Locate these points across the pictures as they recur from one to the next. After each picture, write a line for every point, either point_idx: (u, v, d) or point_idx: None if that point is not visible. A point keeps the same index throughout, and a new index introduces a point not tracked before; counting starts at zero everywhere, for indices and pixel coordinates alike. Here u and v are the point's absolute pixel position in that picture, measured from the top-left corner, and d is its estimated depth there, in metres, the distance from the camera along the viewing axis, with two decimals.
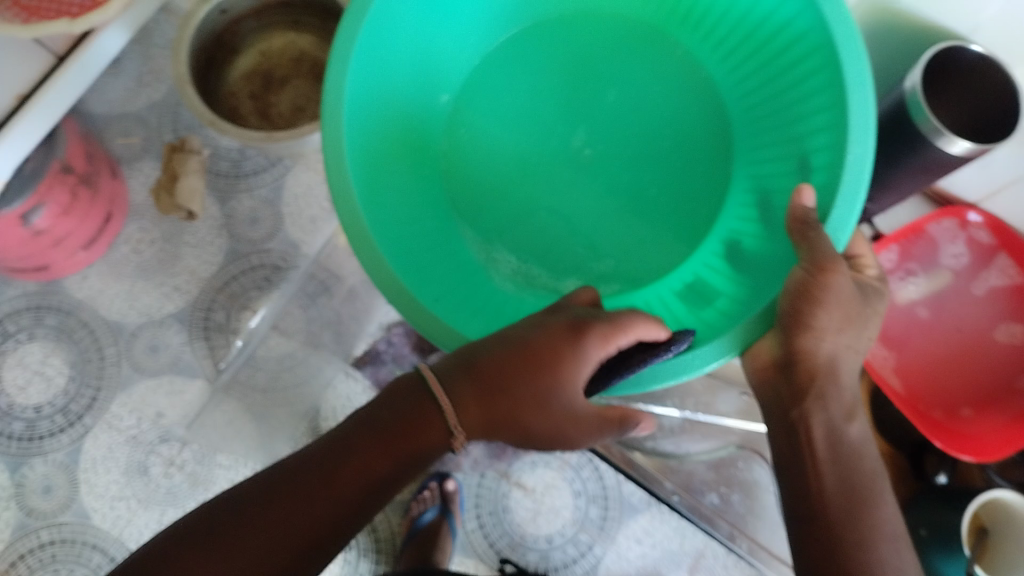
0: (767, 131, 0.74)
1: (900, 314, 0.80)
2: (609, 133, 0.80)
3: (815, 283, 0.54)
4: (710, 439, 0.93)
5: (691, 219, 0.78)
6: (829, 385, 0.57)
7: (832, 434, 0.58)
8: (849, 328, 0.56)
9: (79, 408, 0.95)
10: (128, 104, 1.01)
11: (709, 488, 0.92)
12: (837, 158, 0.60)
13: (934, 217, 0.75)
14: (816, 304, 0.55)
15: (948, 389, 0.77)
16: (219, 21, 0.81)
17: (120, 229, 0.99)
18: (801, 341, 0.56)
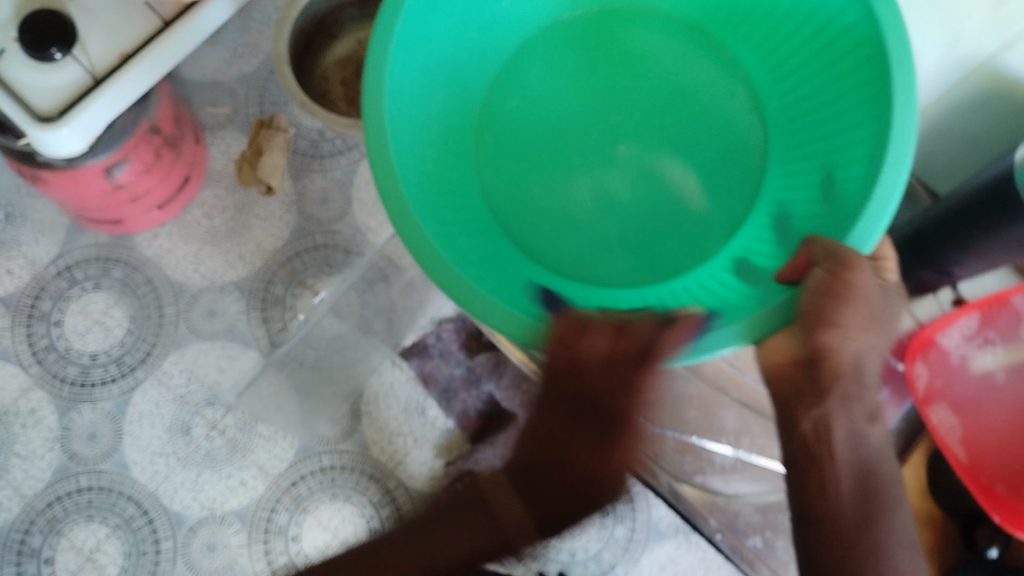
0: (801, 135, 0.73)
1: (975, 380, 0.77)
2: (642, 160, 0.79)
3: (837, 278, 0.56)
4: (761, 481, 0.87)
5: (692, 257, 0.76)
6: (852, 386, 0.58)
7: (852, 434, 0.58)
8: (872, 328, 0.57)
9: (133, 360, 0.98)
10: (220, 73, 1.04)
11: (753, 531, 0.87)
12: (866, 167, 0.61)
13: (1022, 289, 0.74)
14: (842, 300, 0.56)
15: (1017, 466, 0.74)
16: (322, 6, 0.83)
17: (196, 192, 1.02)
18: (824, 337, 0.56)
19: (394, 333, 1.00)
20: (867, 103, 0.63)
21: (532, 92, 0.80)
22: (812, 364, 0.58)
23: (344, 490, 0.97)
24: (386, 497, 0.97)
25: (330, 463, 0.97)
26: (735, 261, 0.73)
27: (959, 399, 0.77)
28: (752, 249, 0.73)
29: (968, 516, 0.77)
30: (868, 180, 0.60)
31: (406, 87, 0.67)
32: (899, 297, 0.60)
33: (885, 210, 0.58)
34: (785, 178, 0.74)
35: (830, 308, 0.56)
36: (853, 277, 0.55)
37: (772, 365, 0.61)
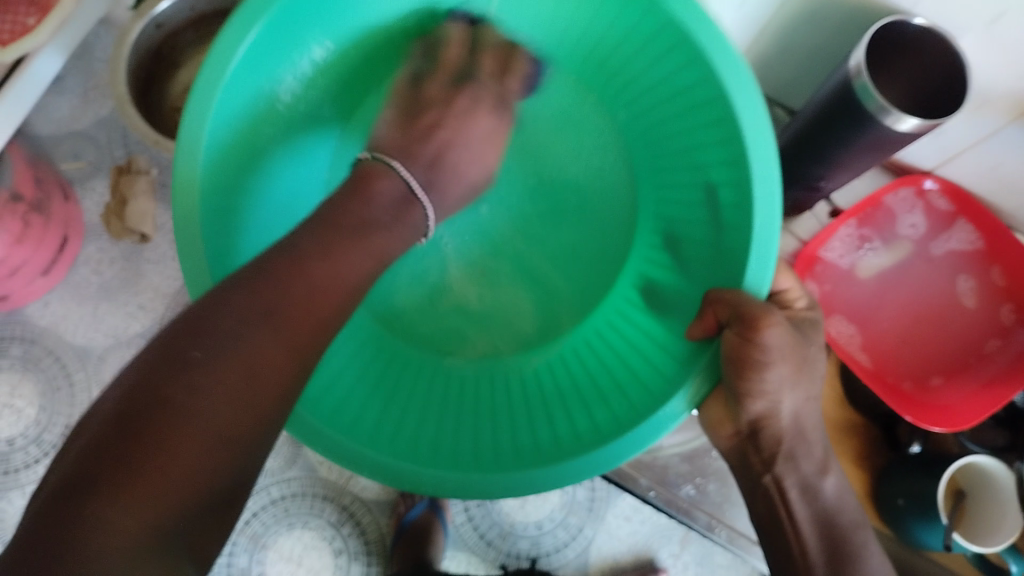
0: (671, 160, 0.72)
1: (863, 285, 0.78)
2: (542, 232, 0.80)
3: (750, 342, 0.54)
4: (683, 431, 0.90)
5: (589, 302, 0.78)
6: (797, 445, 0.58)
7: (826, 473, 0.58)
8: (802, 381, 0.56)
9: (52, 437, 0.93)
10: (75, 121, 0.99)
11: (684, 480, 0.90)
12: (738, 176, 0.60)
13: (890, 188, 0.74)
14: (756, 368, 0.54)
15: (918, 359, 0.76)
16: (156, 36, 0.79)
17: (79, 250, 0.97)
18: (750, 406, 0.57)
19: None
20: (717, 139, 0.62)
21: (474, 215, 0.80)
22: (754, 433, 0.58)
23: (300, 516, 0.94)
24: (344, 515, 0.95)
25: (280, 494, 0.94)
26: (640, 283, 0.76)
27: (852, 305, 0.78)
28: (651, 266, 0.75)
29: (886, 418, 0.78)
30: (738, 208, 0.61)
31: (222, 145, 0.63)
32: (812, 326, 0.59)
33: (770, 248, 0.59)
34: (659, 191, 0.75)
35: (747, 377, 0.55)
36: (761, 335, 0.54)
37: (722, 436, 0.62)
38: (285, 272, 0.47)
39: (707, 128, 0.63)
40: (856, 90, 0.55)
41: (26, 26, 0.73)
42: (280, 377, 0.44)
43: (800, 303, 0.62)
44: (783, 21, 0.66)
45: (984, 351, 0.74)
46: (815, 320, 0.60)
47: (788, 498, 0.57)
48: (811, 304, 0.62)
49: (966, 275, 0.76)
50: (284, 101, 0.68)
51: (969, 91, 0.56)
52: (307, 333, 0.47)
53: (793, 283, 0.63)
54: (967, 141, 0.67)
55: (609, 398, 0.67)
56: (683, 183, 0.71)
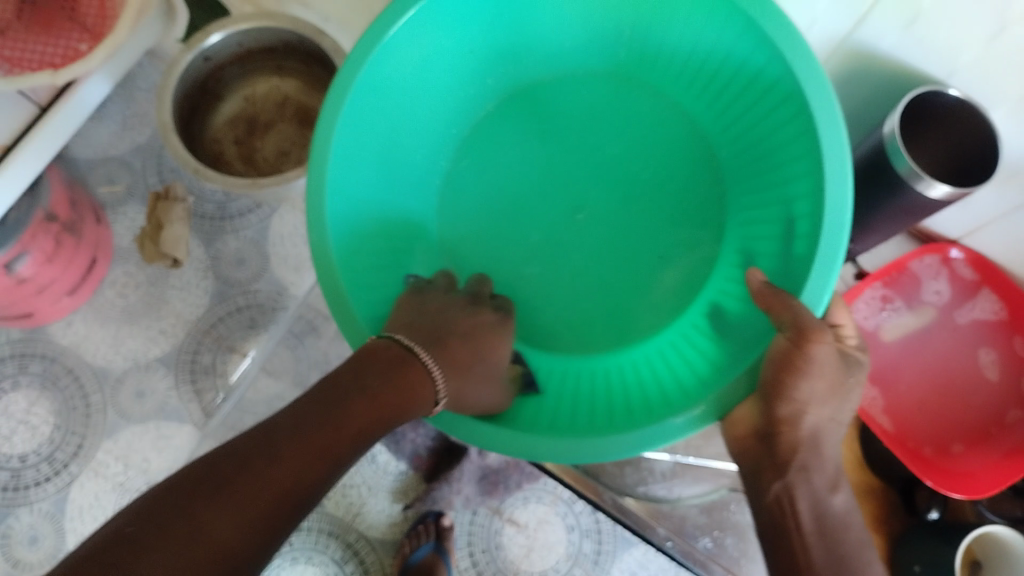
0: (754, 192, 0.71)
1: (887, 349, 0.79)
2: (608, 210, 0.78)
3: (798, 352, 0.54)
4: (702, 482, 0.92)
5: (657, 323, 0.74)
6: (811, 458, 0.57)
7: (817, 505, 0.57)
8: (832, 399, 0.56)
9: (65, 455, 0.94)
10: (112, 148, 1.01)
11: (702, 532, 0.91)
12: (814, 174, 0.59)
13: (915, 255, 0.74)
14: (796, 373, 0.54)
15: (940, 425, 0.76)
16: (202, 68, 0.81)
17: (106, 273, 0.99)
18: (779, 410, 0.56)
19: (333, 382, 0.97)
20: (802, 155, 0.61)
21: (614, 172, 0.78)
22: (767, 436, 0.58)
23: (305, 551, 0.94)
24: (349, 552, 0.95)
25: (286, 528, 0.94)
26: (740, 269, 0.71)
27: (875, 367, 0.79)
28: (724, 292, 0.71)
29: (906, 482, 0.76)
30: (812, 222, 0.59)
31: (352, 114, 0.65)
32: (863, 362, 0.58)
33: (830, 274, 0.56)
34: (746, 216, 0.72)
35: (788, 382, 0.54)
36: (810, 348, 0.53)
37: (733, 437, 0.61)
38: (283, 435, 0.46)
39: (785, 121, 0.62)
40: (889, 155, 0.56)
41: (78, 51, 0.76)
42: (269, 518, 0.43)
43: (853, 339, 0.60)
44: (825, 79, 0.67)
45: (1006, 421, 0.73)
46: (864, 354, 0.59)
47: (795, 508, 0.57)
48: (863, 344, 0.60)
49: (988, 347, 0.76)
50: (408, 142, 0.74)
51: (1000, 159, 0.56)
52: (272, 507, 0.43)
53: (848, 319, 0.60)
54: (995, 212, 0.68)
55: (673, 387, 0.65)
56: (763, 219, 0.69)
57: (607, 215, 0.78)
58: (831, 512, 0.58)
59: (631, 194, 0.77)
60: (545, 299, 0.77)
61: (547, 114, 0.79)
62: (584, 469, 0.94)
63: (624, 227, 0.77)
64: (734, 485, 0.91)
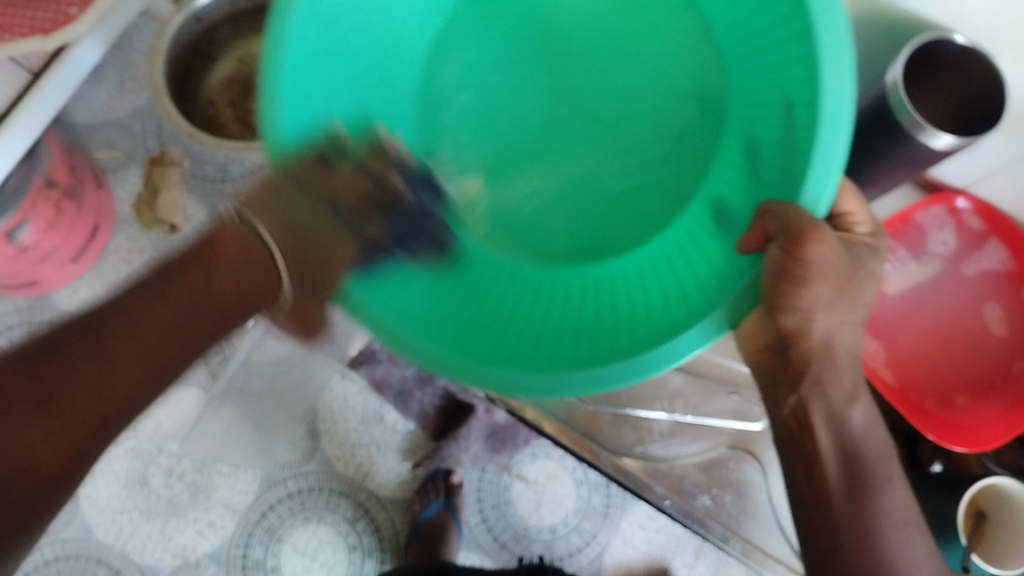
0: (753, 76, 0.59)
1: (890, 302, 0.78)
2: (596, 93, 0.69)
3: (792, 258, 0.48)
4: (702, 440, 0.84)
5: (662, 218, 0.66)
6: (826, 370, 0.53)
7: (832, 420, 0.53)
8: (836, 301, 0.51)
9: None
10: (111, 112, 1.00)
11: (700, 490, 0.84)
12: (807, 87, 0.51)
13: (921, 205, 0.74)
14: (795, 281, 0.49)
15: (944, 379, 0.75)
16: (195, 30, 0.80)
17: (109, 238, 0.98)
18: (785, 321, 0.51)
19: (340, 345, 0.96)
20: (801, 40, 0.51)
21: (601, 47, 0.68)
22: (781, 349, 0.53)
23: (316, 511, 0.94)
24: (360, 511, 0.95)
25: (296, 488, 0.94)
26: (713, 205, 0.62)
27: (879, 321, 0.78)
28: (728, 187, 0.61)
29: (908, 436, 0.76)
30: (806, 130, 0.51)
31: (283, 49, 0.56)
32: (869, 251, 0.54)
33: (836, 145, 0.49)
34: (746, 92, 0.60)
35: (787, 290, 0.49)
36: (806, 252, 0.48)
37: (751, 349, 0.57)
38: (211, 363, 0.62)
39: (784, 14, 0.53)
40: (890, 104, 0.55)
41: (68, 15, 0.75)
42: None
43: (862, 228, 0.56)
44: None
45: (1010, 371, 0.73)
46: (873, 245, 0.55)
47: (811, 425, 0.53)
48: (874, 230, 0.56)
49: (993, 301, 0.75)
50: (386, 49, 0.67)
51: (1006, 110, 0.55)
52: None
53: (859, 205, 0.58)
54: (1004, 158, 0.66)
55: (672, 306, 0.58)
56: (760, 101, 0.59)
57: (598, 110, 0.68)
58: (849, 428, 0.53)
59: (637, 58, 0.67)
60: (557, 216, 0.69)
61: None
62: (581, 431, 0.86)
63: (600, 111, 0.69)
64: (733, 442, 0.84)
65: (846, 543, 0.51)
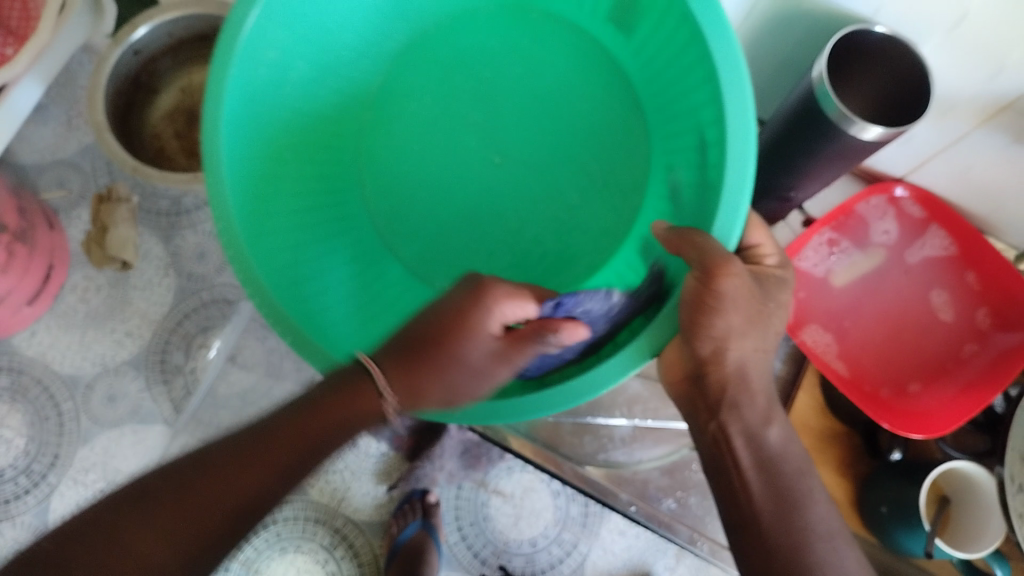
0: (671, 116, 0.68)
1: (840, 296, 0.78)
2: (521, 144, 0.76)
3: (708, 288, 0.52)
4: (663, 444, 0.89)
5: (602, 248, 0.74)
6: (740, 396, 0.57)
7: (752, 441, 0.57)
8: (751, 328, 0.55)
9: (42, 467, 0.92)
10: (59, 150, 0.99)
11: (665, 494, 0.88)
12: (717, 118, 0.57)
13: (862, 197, 0.74)
14: (710, 309, 0.53)
15: (896, 367, 0.76)
16: (134, 63, 0.79)
17: (65, 278, 0.96)
18: (702, 347, 0.55)
19: (306, 372, 0.95)
20: (703, 79, 0.58)
21: (525, 106, 0.76)
22: (699, 378, 0.58)
23: (293, 540, 0.93)
24: (337, 537, 0.94)
25: (271, 518, 0.93)
26: (644, 239, 0.71)
27: (830, 312, 0.78)
28: (653, 225, 0.70)
29: (867, 425, 0.77)
30: (718, 158, 0.58)
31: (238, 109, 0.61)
32: (778, 282, 0.58)
33: (740, 202, 0.55)
34: (666, 142, 0.70)
35: (702, 320, 0.53)
36: (717, 285, 0.52)
37: (671, 381, 0.61)
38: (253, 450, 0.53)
39: (693, 65, 0.59)
40: (818, 101, 0.55)
41: (4, 56, 0.74)
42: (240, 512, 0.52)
43: (770, 258, 0.60)
44: (751, 29, 0.66)
45: (961, 356, 0.74)
46: (782, 275, 0.59)
47: (732, 446, 0.57)
48: (782, 262, 0.60)
49: (940, 288, 0.76)
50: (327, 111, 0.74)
51: (931, 101, 0.56)
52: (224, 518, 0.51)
53: (765, 237, 0.62)
54: (939, 145, 0.67)
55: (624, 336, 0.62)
56: (681, 138, 0.66)
57: (524, 160, 0.76)
58: (766, 447, 0.57)
59: (563, 105, 0.75)
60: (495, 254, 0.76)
61: (462, 57, 0.77)
62: (543, 443, 0.91)
63: (537, 176, 0.76)
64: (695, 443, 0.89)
65: (769, 530, 0.54)
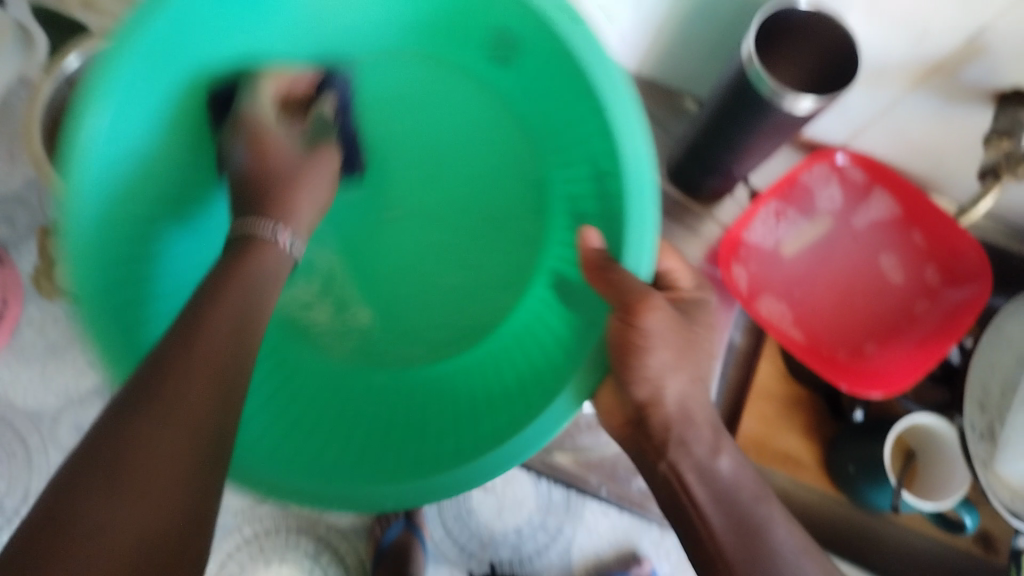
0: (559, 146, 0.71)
1: (793, 265, 0.80)
2: (423, 192, 0.76)
3: (632, 327, 0.55)
4: None
5: (511, 297, 0.74)
6: (686, 432, 0.57)
7: (704, 473, 0.56)
8: (684, 363, 0.56)
9: (14, 504, 0.90)
10: (1, 181, 0.96)
11: (635, 473, 0.91)
12: (609, 150, 0.60)
13: (805, 167, 0.74)
14: (637, 351, 0.55)
15: (851, 329, 0.77)
16: (67, 89, 0.77)
17: (20, 310, 0.93)
18: (638, 393, 0.57)
19: None
20: (586, 113, 0.62)
21: (440, 157, 0.76)
22: (641, 421, 0.58)
23: (276, 552, 0.91)
24: (320, 544, 0.93)
25: (253, 533, 0.91)
26: (554, 282, 0.72)
27: (784, 282, 0.79)
28: (564, 261, 0.72)
29: (828, 390, 0.79)
30: (615, 190, 0.61)
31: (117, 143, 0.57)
32: (700, 304, 0.61)
33: (645, 231, 0.59)
34: (565, 170, 0.72)
35: (634, 363, 0.55)
36: (640, 321, 0.54)
37: (614, 425, 0.62)
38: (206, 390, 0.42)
39: (575, 101, 0.62)
40: (750, 79, 0.55)
41: None
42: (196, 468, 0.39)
43: (685, 281, 0.63)
44: (681, 12, 0.66)
45: (912, 313, 0.76)
46: (698, 297, 0.61)
47: (687, 484, 0.56)
48: (700, 283, 0.63)
49: (888, 251, 0.78)
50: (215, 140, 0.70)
51: (859, 63, 0.56)
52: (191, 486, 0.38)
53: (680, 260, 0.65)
54: (875, 111, 0.68)
55: (533, 384, 0.65)
56: (575, 169, 0.69)
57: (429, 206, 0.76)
58: (720, 481, 0.56)
59: (462, 148, 0.76)
60: (411, 310, 0.76)
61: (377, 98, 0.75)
62: None
63: (443, 214, 0.76)
64: None
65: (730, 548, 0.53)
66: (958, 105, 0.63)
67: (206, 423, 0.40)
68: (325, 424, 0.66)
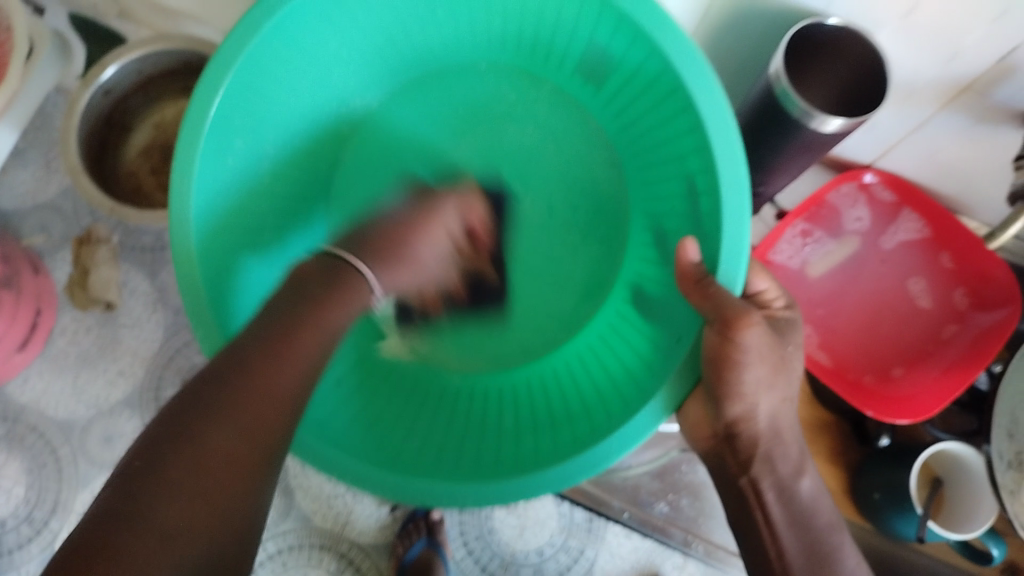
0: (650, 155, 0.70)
1: (818, 287, 0.79)
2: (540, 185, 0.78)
3: (728, 339, 0.52)
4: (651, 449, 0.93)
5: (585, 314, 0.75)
6: (773, 448, 0.56)
7: (783, 492, 0.56)
8: (779, 378, 0.54)
9: (43, 513, 0.91)
10: (40, 194, 0.99)
11: (656, 498, 0.92)
12: (705, 160, 0.58)
13: (832, 185, 0.74)
14: (730, 366, 0.53)
15: (878, 352, 0.77)
16: (105, 103, 0.79)
17: (54, 322, 0.96)
18: (730, 405, 0.55)
19: None
20: (684, 126, 0.60)
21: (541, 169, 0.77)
22: (731, 437, 0.57)
23: (299, 569, 0.92)
24: (343, 562, 0.93)
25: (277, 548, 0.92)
26: (631, 292, 0.73)
27: (809, 302, 0.79)
28: (642, 274, 0.72)
29: (855, 415, 0.78)
30: (708, 202, 0.59)
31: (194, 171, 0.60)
32: (791, 324, 0.57)
33: (740, 242, 0.56)
34: (647, 189, 0.72)
35: (727, 377, 0.54)
36: (740, 337, 0.52)
37: (699, 440, 0.62)
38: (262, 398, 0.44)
39: (675, 112, 0.60)
40: (778, 98, 0.56)
41: None
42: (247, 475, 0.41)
43: (778, 301, 0.60)
44: (707, 31, 0.67)
45: (941, 337, 0.75)
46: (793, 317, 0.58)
47: (763, 500, 0.57)
48: (789, 302, 0.60)
49: (918, 275, 0.77)
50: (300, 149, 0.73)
51: (887, 85, 0.56)
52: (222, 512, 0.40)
53: (770, 279, 0.61)
54: (903, 130, 0.68)
55: (590, 410, 0.65)
56: (661, 177, 0.68)
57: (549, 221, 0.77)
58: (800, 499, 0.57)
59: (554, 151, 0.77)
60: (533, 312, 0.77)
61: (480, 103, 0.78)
62: None
63: (566, 222, 0.77)
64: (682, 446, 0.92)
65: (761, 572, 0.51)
66: (987, 126, 0.62)
67: (262, 438, 0.43)
68: (392, 431, 0.68)
